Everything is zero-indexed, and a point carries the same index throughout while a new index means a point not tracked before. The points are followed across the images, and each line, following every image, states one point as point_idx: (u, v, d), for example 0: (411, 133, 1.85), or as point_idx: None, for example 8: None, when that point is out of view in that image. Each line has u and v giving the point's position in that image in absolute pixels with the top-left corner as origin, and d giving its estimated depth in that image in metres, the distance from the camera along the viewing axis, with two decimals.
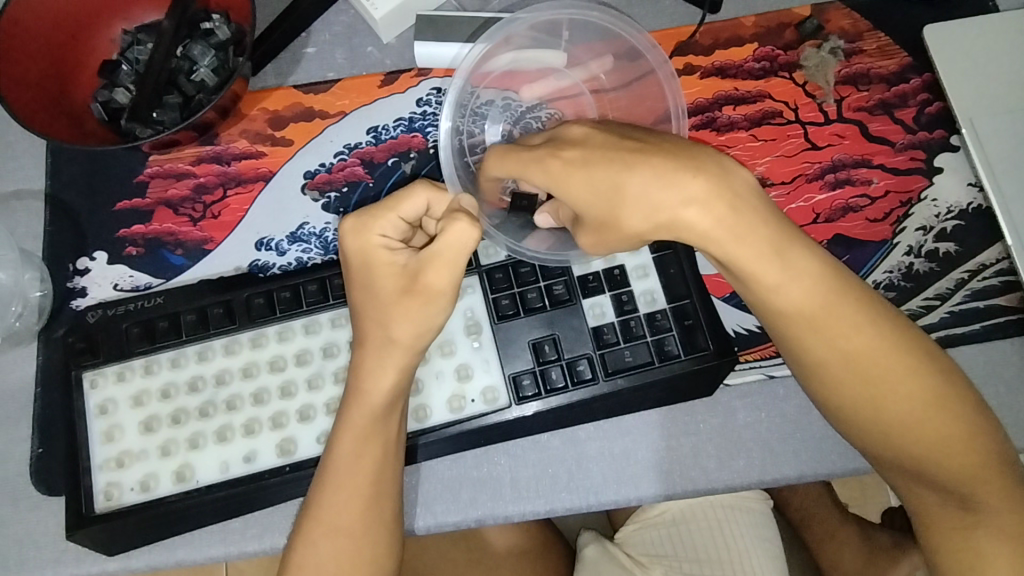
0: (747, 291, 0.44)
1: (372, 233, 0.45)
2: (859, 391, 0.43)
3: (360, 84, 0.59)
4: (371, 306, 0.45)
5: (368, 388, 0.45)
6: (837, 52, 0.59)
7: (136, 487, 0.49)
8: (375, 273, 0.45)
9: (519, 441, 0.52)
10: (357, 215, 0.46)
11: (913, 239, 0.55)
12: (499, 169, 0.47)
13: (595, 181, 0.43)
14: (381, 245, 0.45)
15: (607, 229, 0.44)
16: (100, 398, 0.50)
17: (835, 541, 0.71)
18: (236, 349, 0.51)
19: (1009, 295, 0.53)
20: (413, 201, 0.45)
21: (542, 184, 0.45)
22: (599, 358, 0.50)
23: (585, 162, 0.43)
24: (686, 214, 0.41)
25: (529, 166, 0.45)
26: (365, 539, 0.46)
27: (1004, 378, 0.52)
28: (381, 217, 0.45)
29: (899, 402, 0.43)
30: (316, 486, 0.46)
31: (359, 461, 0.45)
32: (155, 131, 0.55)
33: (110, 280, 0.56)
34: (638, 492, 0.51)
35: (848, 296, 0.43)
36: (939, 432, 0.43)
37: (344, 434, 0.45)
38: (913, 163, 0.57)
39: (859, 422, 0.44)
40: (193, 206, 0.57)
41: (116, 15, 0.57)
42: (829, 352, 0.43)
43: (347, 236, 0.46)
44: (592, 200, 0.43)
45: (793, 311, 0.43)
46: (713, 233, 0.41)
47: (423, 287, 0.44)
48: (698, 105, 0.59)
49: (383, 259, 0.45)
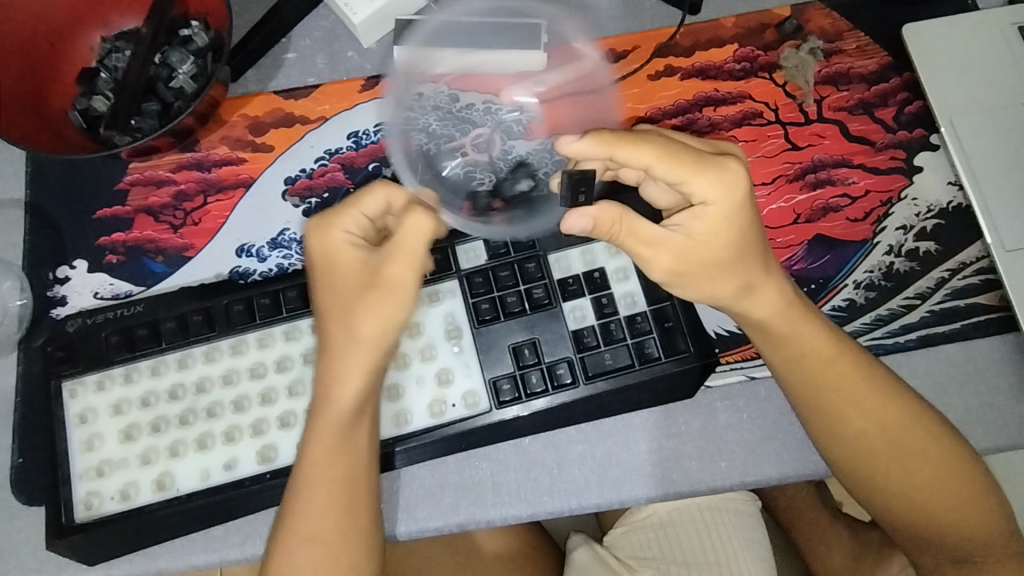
0: (786, 367, 0.48)
1: (338, 229, 0.46)
2: (883, 459, 0.48)
3: (340, 90, 0.59)
4: (336, 302, 0.46)
5: (333, 392, 0.45)
6: (817, 52, 0.59)
7: (116, 496, 0.49)
8: (338, 267, 0.46)
9: (500, 446, 0.51)
10: (322, 217, 0.47)
11: (893, 239, 0.55)
12: (648, 155, 0.43)
13: (734, 229, 0.45)
14: (344, 241, 0.46)
15: (704, 264, 0.45)
16: (80, 407, 0.50)
17: (823, 541, 0.70)
18: (216, 356, 0.51)
19: (989, 293, 0.53)
20: (374, 197, 0.46)
21: (706, 195, 0.44)
22: (580, 361, 0.50)
23: (750, 205, 0.45)
24: (773, 284, 0.47)
25: (712, 172, 0.43)
26: (337, 543, 0.46)
27: (985, 377, 0.52)
28: (346, 214, 0.46)
29: (920, 470, 0.47)
30: (290, 494, 0.46)
31: (329, 467, 0.45)
32: (132, 139, 0.54)
33: (91, 288, 0.56)
34: (620, 495, 0.51)
35: (877, 372, 0.48)
36: (954, 498, 0.47)
37: (314, 441, 0.46)
38: (893, 162, 0.57)
39: (881, 488, 0.48)
40: (173, 213, 0.57)
41: (95, 23, 0.57)
42: (858, 423, 0.48)
43: (312, 235, 0.47)
44: (721, 243, 0.45)
45: (828, 386, 0.47)
46: (779, 308, 0.47)
47: (386, 280, 0.44)
48: (679, 106, 0.59)
49: (346, 253, 0.46)
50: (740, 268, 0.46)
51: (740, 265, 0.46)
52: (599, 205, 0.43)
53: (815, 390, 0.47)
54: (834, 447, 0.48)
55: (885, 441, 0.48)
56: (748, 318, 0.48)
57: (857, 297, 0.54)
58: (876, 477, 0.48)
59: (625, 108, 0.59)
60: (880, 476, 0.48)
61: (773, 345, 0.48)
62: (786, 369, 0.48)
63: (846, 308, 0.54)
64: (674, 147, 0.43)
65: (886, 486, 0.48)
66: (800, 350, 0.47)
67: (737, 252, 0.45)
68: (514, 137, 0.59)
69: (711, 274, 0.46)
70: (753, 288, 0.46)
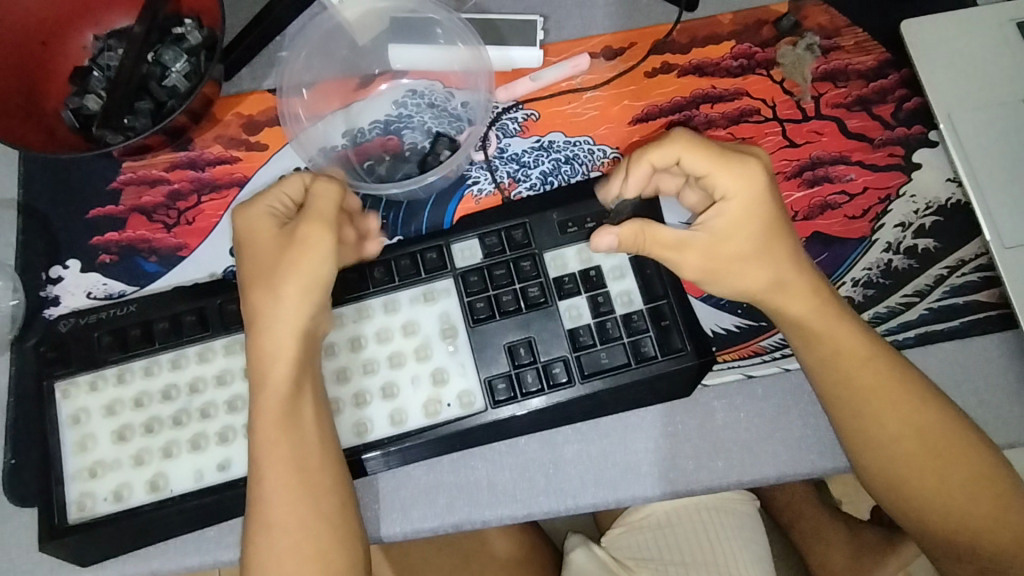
0: (819, 365, 0.48)
1: (258, 207, 0.49)
2: (919, 466, 0.46)
3: (335, 88, 0.59)
4: (258, 271, 0.47)
5: (264, 364, 0.46)
6: (814, 49, 0.59)
7: (109, 497, 0.48)
8: (258, 240, 0.48)
9: (495, 446, 0.51)
10: (245, 203, 0.50)
11: (892, 236, 0.54)
12: (675, 150, 0.47)
13: (757, 222, 0.47)
14: (265, 215, 0.49)
15: (734, 259, 0.47)
16: (73, 407, 0.50)
17: (822, 540, 0.69)
18: (209, 356, 0.51)
19: (989, 291, 0.53)
20: (293, 179, 0.50)
21: (726, 189, 0.47)
22: (576, 359, 0.49)
23: (772, 198, 0.47)
24: (803, 280, 0.48)
25: (731, 167, 0.46)
26: (302, 537, 0.45)
27: (984, 374, 0.51)
28: (267, 196, 0.49)
29: (957, 479, 0.46)
30: (251, 483, 0.45)
31: (278, 446, 0.45)
32: (125, 137, 0.54)
33: (84, 288, 0.55)
34: (616, 495, 0.50)
35: (914, 376, 0.47)
36: (990, 511, 0.46)
37: (261, 423, 0.46)
38: (891, 159, 0.56)
39: (916, 497, 0.47)
40: (167, 212, 0.57)
41: (87, 22, 0.57)
42: (894, 428, 0.47)
43: (237, 215, 0.49)
44: (746, 236, 0.47)
45: (862, 386, 0.47)
46: (811, 306, 0.48)
47: (302, 240, 0.46)
48: (676, 103, 0.58)
49: (267, 227, 0.48)
50: (768, 262, 0.47)
51: (769, 260, 0.47)
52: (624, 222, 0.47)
53: (848, 391, 0.47)
54: (867, 449, 0.47)
55: (922, 447, 0.46)
56: (784, 315, 0.48)
57: (855, 294, 0.53)
58: (910, 486, 0.47)
59: (622, 105, 0.58)
60: (916, 484, 0.46)
61: (804, 343, 0.48)
62: (816, 367, 0.48)
63: None
64: (700, 144, 0.47)
65: (921, 495, 0.46)
66: (833, 349, 0.47)
67: (763, 246, 0.47)
68: (510, 135, 0.58)
69: (738, 268, 0.47)
70: (784, 285, 0.48)
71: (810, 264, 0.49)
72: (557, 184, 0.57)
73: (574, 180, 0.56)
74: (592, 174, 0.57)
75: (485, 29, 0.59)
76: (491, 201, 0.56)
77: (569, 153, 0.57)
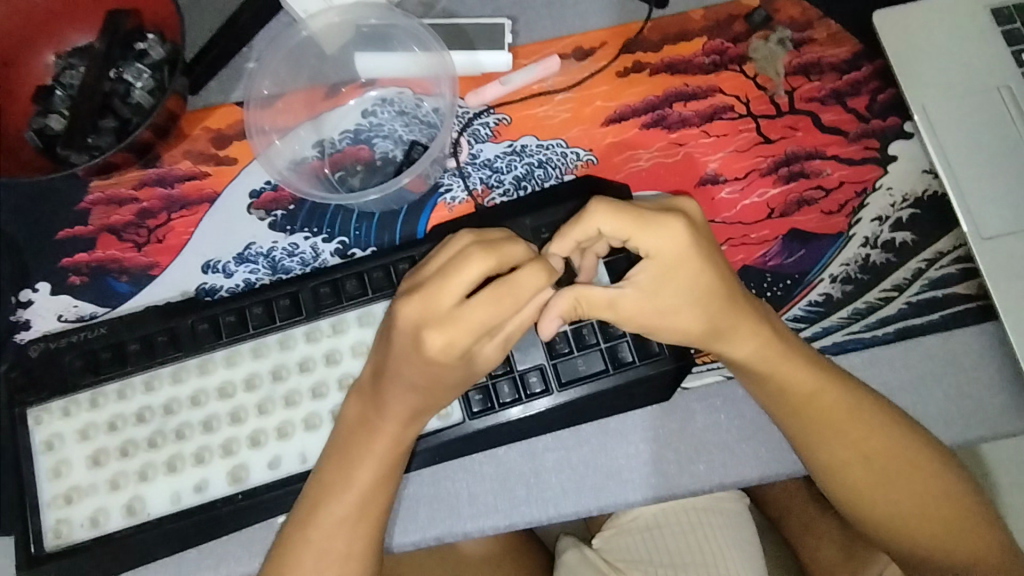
0: (771, 396, 0.47)
1: (459, 333, 0.41)
2: (875, 485, 0.47)
3: (304, 99, 0.58)
4: (417, 380, 0.43)
5: (390, 424, 0.45)
6: (786, 43, 0.58)
7: (86, 523, 0.48)
8: (435, 363, 0.42)
9: (475, 456, 0.51)
10: (428, 304, 0.41)
11: (869, 230, 0.54)
12: (606, 226, 0.43)
13: (689, 272, 0.44)
14: (458, 341, 0.41)
15: (665, 312, 0.45)
16: (46, 433, 0.49)
17: (812, 536, 0.66)
18: (183, 377, 0.50)
19: (968, 282, 0.52)
20: (507, 296, 0.41)
21: (650, 248, 0.43)
22: (552, 367, 0.49)
23: (699, 249, 0.43)
24: (745, 320, 0.46)
25: (652, 227, 0.43)
26: (350, 557, 0.46)
27: (965, 367, 0.51)
28: (476, 319, 0.41)
29: (911, 494, 0.47)
30: (304, 518, 0.46)
31: (384, 486, 0.46)
32: (90, 157, 0.53)
33: (55, 311, 0.55)
34: (599, 501, 0.50)
35: (864, 399, 0.47)
36: (949, 525, 0.47)
37: (359, 474, 0.45)
38: (867, 152, 0.56)
39: (873, 515, 0.48)
40: (137, 231, 0.56)
41: (47, 39, 0.56)
42: (844, 452, 0.47)
43: (442, 297, 0.41)
44: (675, 290, 0.44)
45: (814, 414, 0.47)
46: (758, 344, 0.46)
47: (482, 362, 0.44)
48: (649, 102, 0.57)
49: (450, 354, 0.41)
50: (705, 311, 0.45)
51: (706, 309, 0.45)
52: (553, 299, 0.44)
53: (801, 421, 0.47)
54: (820, 472, 0.48)
55: (875, 468, 0.47)
56: (730, 357, 0.47)
57: (834, 291, 0.53)
58: (867, 500, 0.48)
59: (594, 106, 0.58)
60: (870, 502, 0.48)
61: (752, 379, 0.48)
62: (769, 399, 0.48)
63: (822, 302, 0.53)
64: (620, 212, 0.43)
65: (879, 513, 0.48)
66: (782, 385, 0.47)
67: (694, 297, 0.44)
68: (482, 141, 0.57)
69: (670, 321, 0.45)
70: (725, 332, 0.46)
71: (754, 303, 0.47)
72: (531, 189, 0.56)
73: (547, 184, 0.56)
74: (566, 177, 0.56)
75: (452, 34, 0.58)
76: (464, 209, 0.56)
77: (542, 156, 0.57)
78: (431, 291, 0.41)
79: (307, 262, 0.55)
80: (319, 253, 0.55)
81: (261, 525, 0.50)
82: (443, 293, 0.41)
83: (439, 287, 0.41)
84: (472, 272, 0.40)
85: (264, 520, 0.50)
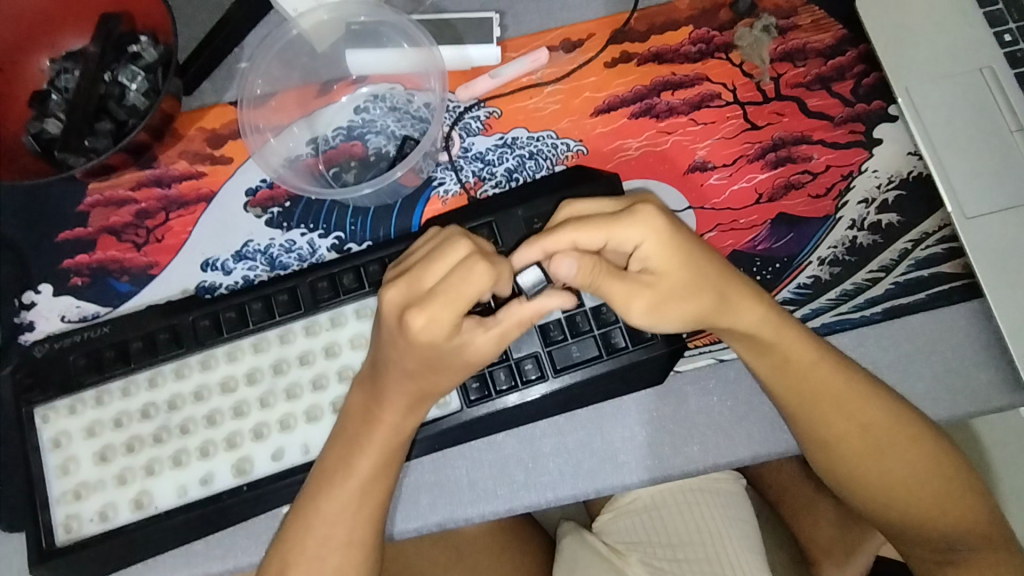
0: (771, 372, 0.48)
1: (439, 309, 0.42)
2: (867, 457, 0.49)
3: (296, 97, 0.59)
4: (411, 364, 0.45)
5: (389, 412, 0.46)
6: (771, 30, 0.59)
7: (96, 518, 0.49)
8: (421, 344, 0.43)
9: (474, 443, 0.52)
10: (414, 284, 0.43)
11: (855, 213, 0.55)
12: (579, 238, 0.44)
13: (678, 252, 0.45)
14: (440, 318, 0.42)
15: (674, 292, 0.46)
16: (54, 431, 0.50)
17: (810, 513, 0.67)
18: (186, 372, 0.51)
19: (953, 261, 0.53)
20: (484, 269, 0.42)
21: (635, 238, 0.44)
22: (547, 354, 0.50)
23: (682, 228, 0.46)
24: (745, 292, 0.47)
25: (627, 221, 0.44)
26: (350, 546, 0.47)
27: (952, 344, 0.52)
28: (459, 295, 0.42)
29: (902, 468, 0.48)
30: (311, 500, 0.47)
31: (381, 476, 0.47)
32: (87, 160, 0.55)
33: (57, 312, 0.56)
34: (596, 484, 0.51)
35: (858, 373, 0.48)
36: (937, 495, 0.49)
37: (363, 455, 0.47)
38: (853, 135, 0.56)
39: (864, 486, 0.49)
40: (136, 231, 0.57)
41: (41, 44, 0.57)
42: (838, 426, 0.48)
43: (423, 276, 0.43)
44: (677, 270, 0.45)
45: (812, 390, 0.48)
46: (759, 317, 0.47)
47: (475, 351, 0.44)
48: (637, 92, 0.58)
49: (436, 332, 0.43)
50: (709, 285, 0.46)
51: (708, 284, 0.46)
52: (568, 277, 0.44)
53: (797, 397, 0.48)
54: (816, 447, 0.49)
55: (869, 442, 0.48)
56: (732, 332, 0.48)
57: (822, 273, 0.54)
58: (858, 474, 0.49)
59: (582, 98, 0.58)
60: (862, 475, 0.49)
61: (756, 354, 0.48)
62: (770, 375, 0.48)
63: (811, 285, 0.54)
64: (589, 222, 0.44)
65: (870, 486, 0.49)
66: (783, 356, 0.47)
67: (698, 273, 0.46)
68: (473, 134, 0.58)
69: (680, 303, 0.46)
70: (728, 303, 0.47)
71: (744, 278, 0.48)
72: (522, 180, 0.57)
73: (538, 176, 0.57)
74: (556, 168, 0.57)
75: (441, 29, 0.59)
76: (457, 201, 0.57)
77: (533, 148, 0.58)
78: (417, 272, 0.43)
79: (304, 258, 0.56)
80: (316, 248, 0.56)
81: (267, 516, 0.51)
82: (427, 274, 0.43)
83: (424, 268, 0.43)
84: (453, 254, 0.43)
85: (269, 510, 0.51)
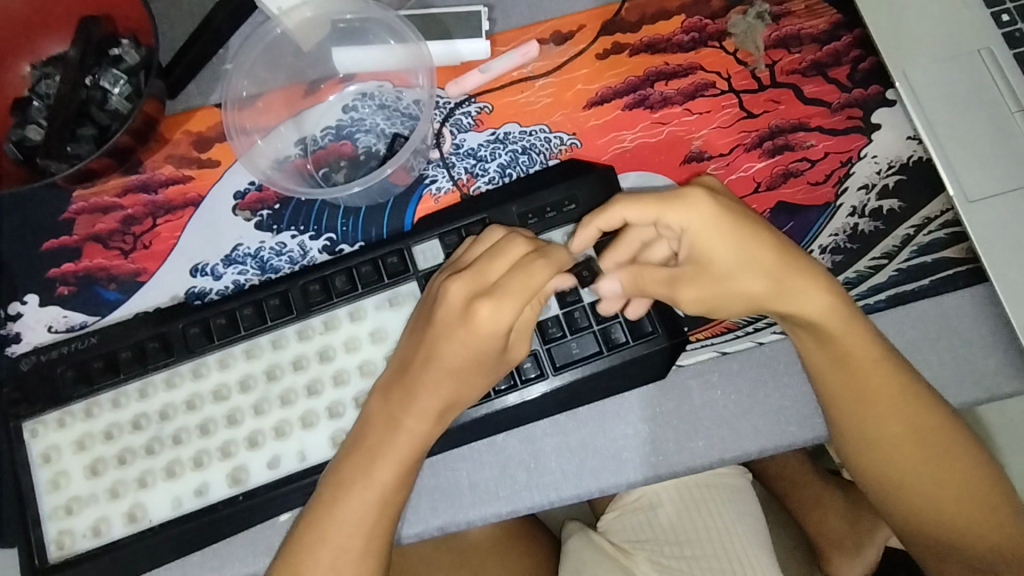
0: (823, 364, 0.47)
1: (507, 303, 0.44)
2: (904, 460, 0.48)
3: (283, 97, 0.58)
4: (460, 361, 0.45)
5: (413, 419, 0.46)
6: (764, 17, 0.58)
7: (89, 532, 0.48)
8: (481, 336, 0.44)
9: (474, 445, 0.51)
10: (479, 279, 0.45)
11: (856, 200, 0.54)
12: (631, 216, 0.45)
13: (727, 234, 0.44)
14: (507, 313, 0.44)
15: (730, 274, 0.45)
16: (43, 446, 0.49)
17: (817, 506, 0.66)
18: (177, 382, 0.50)
19: (956, 246, 0.52)
20: (545, 267, 0.44)
21: (681, 223, 0.44)
22: (546, 352, 0.48)
23: (731, 211, 0.45)
24: (809, 281, 0.46)
25: (678, 202, 0.44)
26: (366, 556, 0.46)
27: (959, 332, 0.51)
28: (524, 289, 0.44)
29: (938, 474, 0.47)
30: (321, 513, 0.46)
31: (399, 485, 0.46)
32: (69, 166, 0.53)
33: (44, 322, 0.54)
34: (599, 484, 0.50)
35: (911, 375, 0.47)
36: (970, 507, 0.47)
37: (381, 463, 0.45)
38: (851, 122, 0.56)
39: (896, 489, 0.48)
40: (123, 238, 0.56)
41: (21, 50, 0.56)
42: (885, 425, 0.48)
43: (487, 269, 0.45)
44: (726, 252, 0.45)
45: (863, 386, 0.47)
46: (821, 310, 0.46)
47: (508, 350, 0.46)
48: (630, 83, 0.57)
49: (498, 326, 0.44)
50: (765, 272, 0.45)
51: (764, 270, 0.45)
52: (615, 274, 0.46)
53: (845, 390, 0.47)
54: (854, 442, 0.48)
55: (912, 443, 0.47)
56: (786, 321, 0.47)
57: (823, 262, 0.53)
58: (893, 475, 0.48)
59: (575, 90, 0.57)
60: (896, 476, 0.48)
61: (816, 344, 0.47)
62: (821, 367, 0.47)
63: None
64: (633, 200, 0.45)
65: (904, 489, 0.48)
66: (836, 349, 0.46)
67: (748, 260, 0.45)
68: (464, 130, 0.57)
69: (734, 283, 0.45)
70: (784, 289, 0.45)
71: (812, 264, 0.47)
72: (516, 176, 0.56)
73: (531, 170, 0.56)
74: (550, 162, 0.56)
75: (428, 24, 0.58)
76: (450, 199, 0.56)
77: (525, 143, 0.57)
78: (483, 266, 0.45)
79: (295, 260, 0.55)
80: (307, 251, 0.55)
81: (265, 526, 0.50)
82: (493, 268, 0.45)
83: (489, 263, 0.45)
84: (517, 250, 0.45)
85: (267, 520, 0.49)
